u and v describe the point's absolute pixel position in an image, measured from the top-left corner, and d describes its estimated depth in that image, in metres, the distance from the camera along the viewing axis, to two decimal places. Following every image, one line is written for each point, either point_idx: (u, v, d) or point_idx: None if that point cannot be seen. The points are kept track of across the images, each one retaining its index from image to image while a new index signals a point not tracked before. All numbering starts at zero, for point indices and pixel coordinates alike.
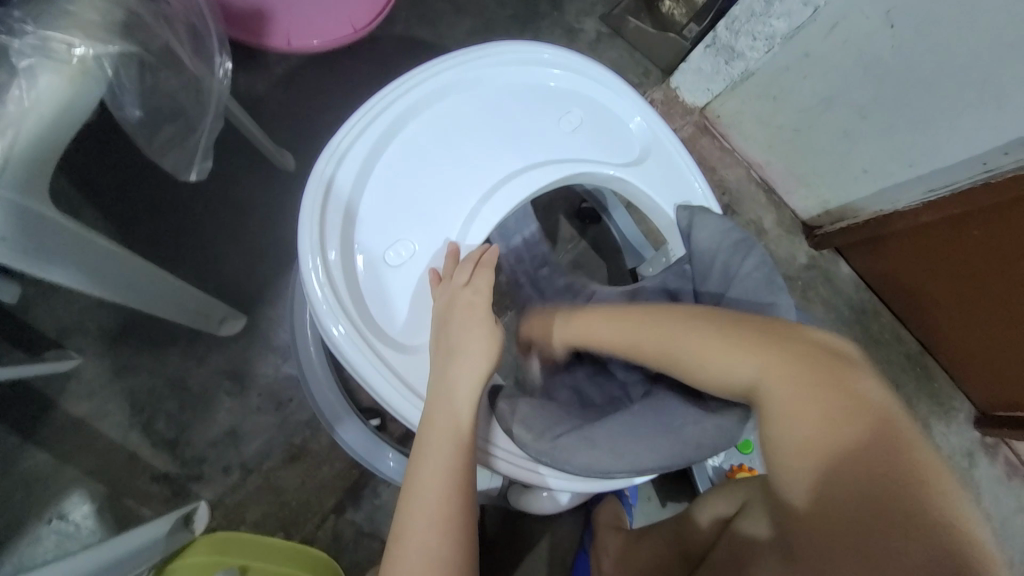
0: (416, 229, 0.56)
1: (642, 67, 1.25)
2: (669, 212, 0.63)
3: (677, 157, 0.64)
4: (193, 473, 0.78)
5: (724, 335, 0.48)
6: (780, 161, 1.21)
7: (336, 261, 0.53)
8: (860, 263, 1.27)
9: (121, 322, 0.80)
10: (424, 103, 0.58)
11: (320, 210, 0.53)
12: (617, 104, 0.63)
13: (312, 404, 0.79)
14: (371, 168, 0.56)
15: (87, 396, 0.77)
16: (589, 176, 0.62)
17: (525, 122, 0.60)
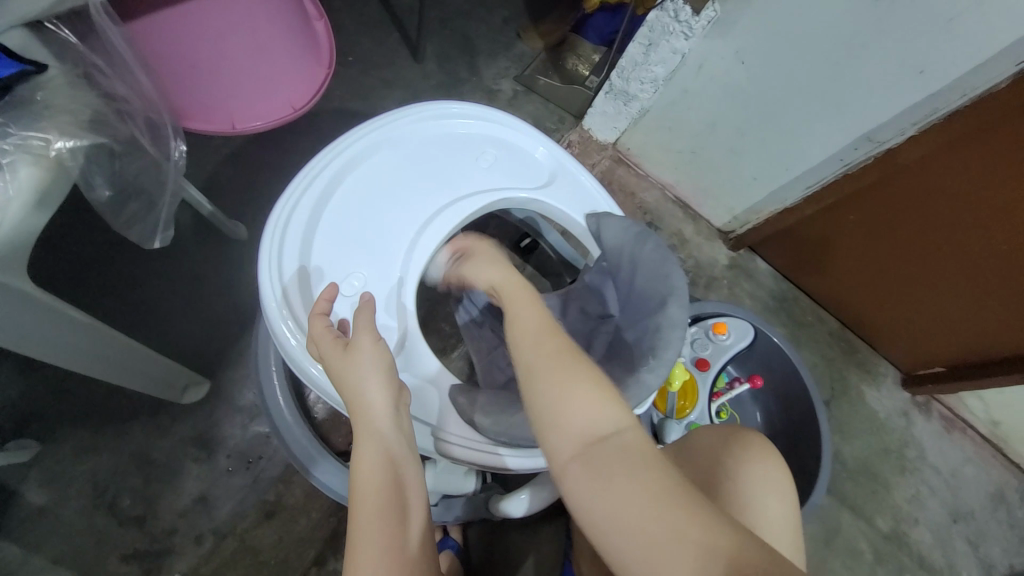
0: (364, 263, 0.64)
1: (557, 114, 1.43)
2: (581, 223, 0.74)
3: (579, 175, 0.75)
4: (164, 546, 0.77)
5: (556, 355, 0.49)
6: (686, 180, 1.39)
7: (297, 300, 0.61)
8: (773, 257, 1.44)
9: (82, 405, 0.80)
10: (357, 160, 0.67)
11: (277, 259, 0.61)
12: (524, 141, 0.74)
13: (287, 451, 0.81)
14: (319, 219, 0.64)
15: (47, 484, 0.76)
16: (507, 201, 0.74)
17: (447, 164, 0.71)
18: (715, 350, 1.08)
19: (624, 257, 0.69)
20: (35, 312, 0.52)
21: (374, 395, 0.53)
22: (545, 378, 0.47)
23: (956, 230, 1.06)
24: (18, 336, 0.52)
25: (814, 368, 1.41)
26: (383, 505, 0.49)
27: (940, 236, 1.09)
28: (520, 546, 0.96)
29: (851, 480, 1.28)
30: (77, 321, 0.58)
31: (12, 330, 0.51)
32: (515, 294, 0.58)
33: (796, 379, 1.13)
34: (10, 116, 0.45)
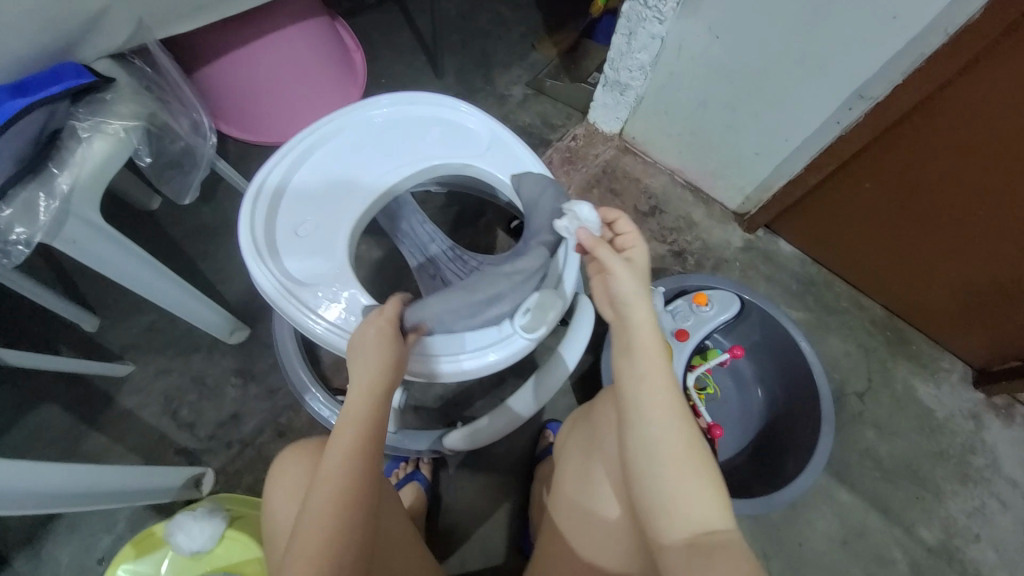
0: (321, 214, 0.82)
1: (565, 112, 1.53)
2: (507, 182, 0.86)
3: (512, 143, 0.88)
4: (204, 447, 1.01)
5: (680, 422, 0.60)
6: (693, 163, 1.39)
7: (262, 237, 0.79)
8: (796, 238, 1.35)
9: (164, 339, 1.09)
10: (327, 138, 0.86)
11: (253, 206, 0.80)
12: (459, 117, 0.89)
13: (290, 380, 1.01)
14: (291, 182, 0.83)
15: (136, 393, 1.05)
16: (446, 167, 0.89)
17: (398, 140, 0.87)
18: (696, 322, 1.07)
19: (534, 203, 0.81)
20: (110, 246, 0.74)
21: (368, 382, 0.65)
22: (678, 434, 0.59)
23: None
24: (101, 263, 0.75)
25: (847, 357, 1.27)
26: (347, 470, 0.60)
27: (967, 187, 1.00)
28: (491, 493, 1.04)
29: (886, 481, 1.14)
30: (144, 261, 0.80)
31: (98, 258, 0.74)
32: (650, 343, 0.63)
33: (796, 355, 1.06)
34: (86, 108, 0.71)
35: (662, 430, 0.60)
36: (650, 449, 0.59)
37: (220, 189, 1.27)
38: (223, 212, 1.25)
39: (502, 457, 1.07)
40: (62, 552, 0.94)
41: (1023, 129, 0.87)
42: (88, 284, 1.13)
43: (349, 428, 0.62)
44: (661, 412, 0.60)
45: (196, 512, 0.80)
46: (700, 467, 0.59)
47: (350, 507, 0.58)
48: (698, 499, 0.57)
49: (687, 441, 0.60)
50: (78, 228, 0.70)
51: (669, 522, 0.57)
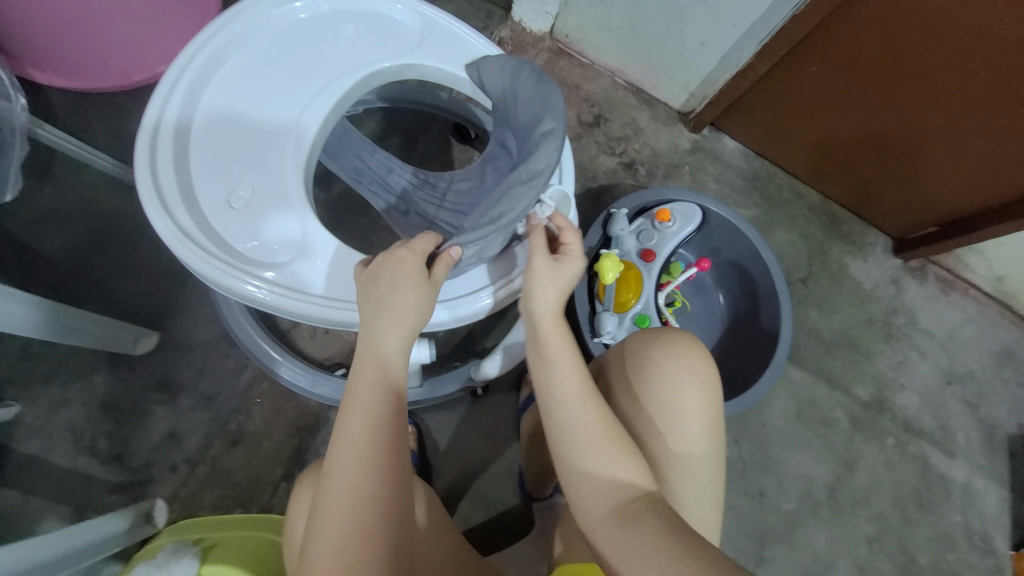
0: (241, 151, 0.70)
1: (484, 11, 1.30)
2: (461, 74, 0.79)
3: (446, 27, 0.79)
4: (145, 477, 0.87)
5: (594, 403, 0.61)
6: (634, 61, 1.26)
7: (173, 194, 0.66)
8: (741, 133, 1.32)
9: (49, 366, 0.88)
10: (218, 58, 0.72)
11: (149, 156, 0.67)
12: (382, 7, 0.78)
13: (248, 353, 0.91)
14: (188, 123, 0.70)
15: (33, 436, 0.86)
16: (383, 73, 0.78)
17: (308, 47, 0.75)
18: (660, 239, 1.04)
19: (510, 92, 0.71)
20: None
21: (366, 394, 0.57)
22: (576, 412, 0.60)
23: (965, 123, 1.03)
24: None
25: (792, 246, 1.33)
26: (347, 500, 0.53)
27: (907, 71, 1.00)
28: (482, 447, 1.02)
29: (828, 353, 1.26)
30: None
31: None
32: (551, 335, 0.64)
33: (755, 257, 1.07)
34: None
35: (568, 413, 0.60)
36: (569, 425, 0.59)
37: (59, 161, 0.97)
38: (74, 192, 0.97)
39: (486, 411, 1.04)
40: None
41: (970, 0, 0.85)
42: None
43: (340, 453, 0.54)
44: (561, 389, 0.61)
45: (157, 559, 0.71)
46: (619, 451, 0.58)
47: (367, 514, 0.53)
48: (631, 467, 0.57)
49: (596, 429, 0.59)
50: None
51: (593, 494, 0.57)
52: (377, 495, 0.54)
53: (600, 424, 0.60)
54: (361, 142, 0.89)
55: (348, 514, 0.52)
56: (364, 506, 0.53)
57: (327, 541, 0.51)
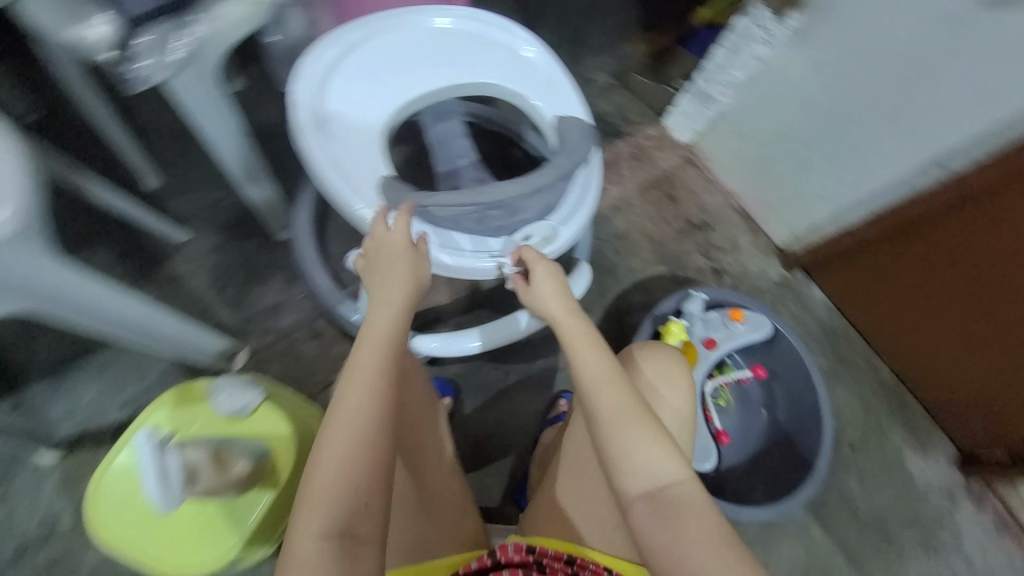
0: (362, 108, 0.83)
1: (642, 110, 1.56)
2: (550, 119, 0.88)
3: (559, 78, 0.90)
4: (243, 328, 1.06)
5: (624, 394, 0.64)
6: (753, 191, 1.42)
7: (301, 123, 0.79)
8: (829, 285, 1.40)
9: (223, 219, 1.13)
10: (370, 35, 0.85)
11: (293, 93, 0.80)
12: (512, 41, 0.90)
13: (316, 288, 1.03)
14: (329, 73, 0.83)
15: (188, 261, 1.09)
16: (495, 90, 0.90)
17: (443, 49, 0.88)
18: (726, 335, 1.12)
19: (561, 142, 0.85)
20: (206, 90, 0.77)
21: (378, 328, 0.62)
22: (611, 398, 0.64)
23: None
24: (190, 98, 0.76)
25: (848, 409, 1.33)
26: (351, 430, 0.56)
27: (997, 274, 1.05)
28: (496, 442, 1.10)
29: (853, 529, 1.20)
30: (228, 114, 0.83)
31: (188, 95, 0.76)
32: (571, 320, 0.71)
33: (808, 392, 1.10)
34: None
35: (608, 399, 0.64)
36: (601, 416, 0.64)
37: None
38: None
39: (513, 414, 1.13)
40: (87, 388, 0.96)
41: None
42: (161, 146, 1.15)
43: (351, 391, 0.58)
44: (596, 379, 0.65)
45: (237, 384, 0.84)
46: (652, 452, 0.62)
47: (364, 446, 0.56)
48: (664, 458, 0.62)
49: (633, 417, 0.63)
50: (191, 79, 0.74)
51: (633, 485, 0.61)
52: (378, 427, 0.57)
53: (629, 410, 0.63)
54: (450, 125, 0.97)
55: (347, 447, 0.55)
56: (364, 438, 0.56)
57: (329, 471, 0.54)
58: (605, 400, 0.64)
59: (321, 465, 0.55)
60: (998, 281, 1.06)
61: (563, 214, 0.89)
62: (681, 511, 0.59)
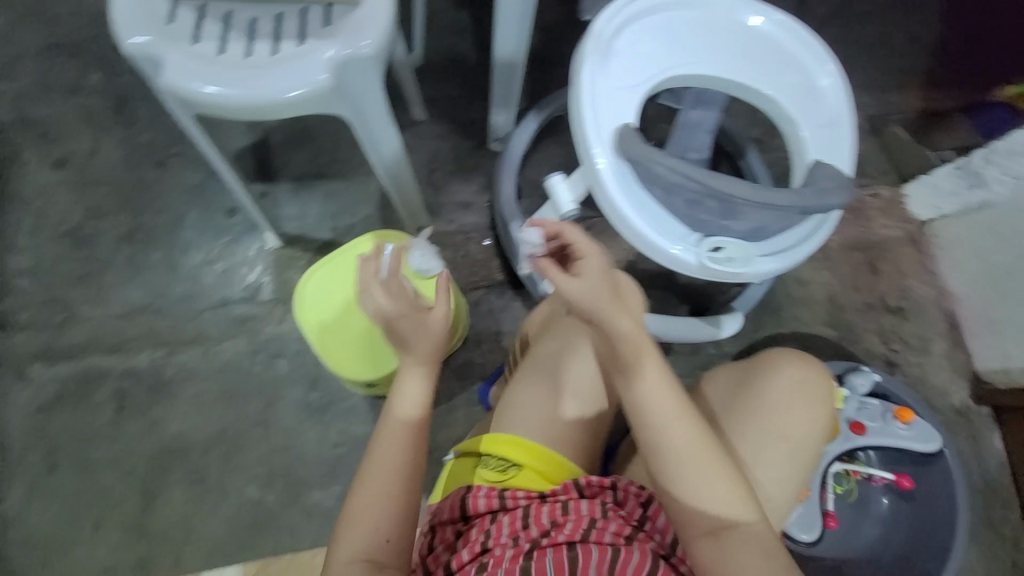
0: (640, 71, 0.82)
1: (886, 165, 1.38)
2: (806, 159, 0.82)
3: (844, 122, 0.81)
4: (435, 211, 1.20)
5: (687, 421, 0.65)
6: (981, 299, 1.23)
7: (585, 56, 0.78)
8: (1016, 440, 1.19)
9: (456, 114, 1.25)
10: (683, 6, 0.83)
11: (594, 27, 0.79)
12: (814, 64, 0.83)
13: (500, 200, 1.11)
14: (629, 24, 0.81)
15: (417, 138, 1.24)
16: (769, 108, 0.85)
17: (739, 47, 0.84)
18: (882, 428, 1.02)
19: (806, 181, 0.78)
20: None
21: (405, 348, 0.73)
22: (676, 432, 0.65)
23: None
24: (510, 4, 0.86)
25: (973, 575, 1.14)
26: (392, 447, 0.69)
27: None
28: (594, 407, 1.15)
29: None
30: (524, 25, 0.91)
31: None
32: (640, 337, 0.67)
33: (946, 531, 0.96)
34: None
35: (664, 436, 0.65)
36: (660, 442, 0.65)
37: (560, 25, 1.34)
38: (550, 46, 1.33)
39: None
40: (311, 203, 1.16)
41: None
42: (434, 33, 1.29)
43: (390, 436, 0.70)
44: (660, 411, 0.65)
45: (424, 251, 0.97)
46: (718, 490, 0.63)
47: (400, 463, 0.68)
48: (728, 489, 0.63)
49: (697, 450, 0.64)
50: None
51: (690, 519, 0.64)
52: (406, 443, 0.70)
53: (685, 444, 0.64)
54: (706, 115, 0.91)
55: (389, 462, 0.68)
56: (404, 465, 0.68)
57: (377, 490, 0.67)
58: (665, 433, 0.65)
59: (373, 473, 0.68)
60: None
61: (774, 247, 0.77)
62: (740, 546, 0.62)
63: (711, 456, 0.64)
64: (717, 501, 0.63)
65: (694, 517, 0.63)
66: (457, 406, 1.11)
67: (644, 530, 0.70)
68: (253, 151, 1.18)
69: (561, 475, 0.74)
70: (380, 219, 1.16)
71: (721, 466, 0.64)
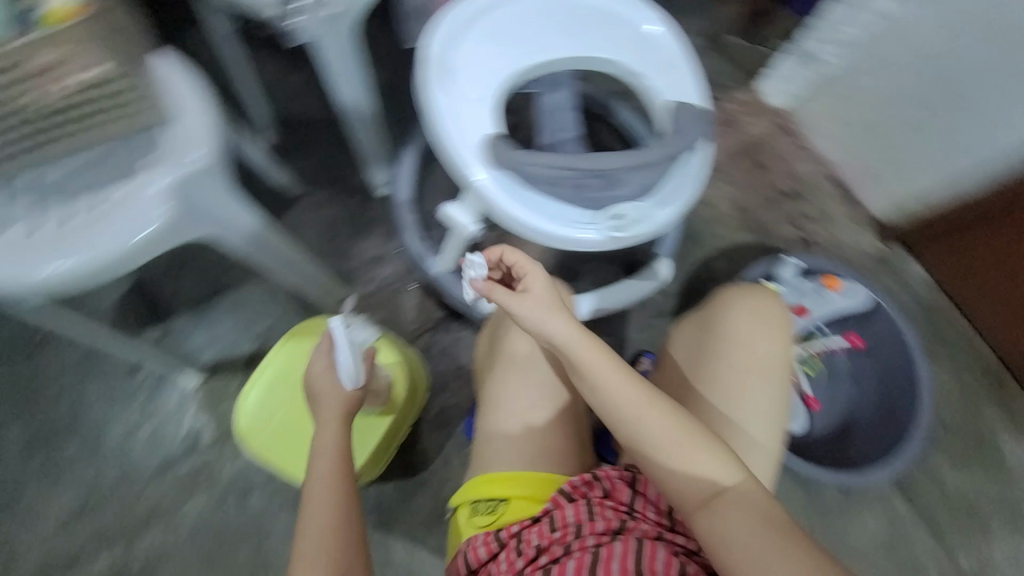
0: (483, 78, 0.82)
1: (734, 72, 1.48)
2: (661, 105, 0.84)
3: (680, 62, 0.85)
4: (349, 278, 1.15)
5: (655, 405, 0.68)
6: (854, 157, 1.35)
7: (429, 85, 0.78)
8: (930, 262, 1.32)
9: (331, 176, 1.21)
10: (499, 6, 0.84)
11: (425, 56, 0.79)
12: (635, 18, 0.87)
13: (409, 244, 1.08)
14: (456, 39, 0.82)
15: (301, 214, 1.18)
16: (612, 70, 0.87)
17: (565, 26, 0.86)
18: (820, 302, 1.11)
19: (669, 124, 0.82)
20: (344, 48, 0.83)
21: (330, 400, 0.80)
22: (648, 416, 0.67)
23: None
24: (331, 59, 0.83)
25: (945, 389, 1.26)
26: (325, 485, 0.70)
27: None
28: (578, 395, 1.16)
29: (945, 509, 1.16)
30: (358, 72, 0.89)
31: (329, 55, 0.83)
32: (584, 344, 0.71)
33: (906, 366, 1.07)
34: None
35: (642, 423, 0.67)
36: (633, 429, 0.67)
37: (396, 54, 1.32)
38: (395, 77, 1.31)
39: None
40: (219, 323, 1.09)
41: None
42: (274, 107, 1.23)
43: (321, 474, 0.71)
44: (626, 400, 0.68)
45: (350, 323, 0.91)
46: (701, 462, 0.65)
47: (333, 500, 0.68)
48: (711, 461, 0.65)
49: (673, 428, 0.66)
50: (330, 33, 0.79)
51: (684, 492, 0.65)
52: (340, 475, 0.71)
53: (664, 426, 0.66)
54: (562, 96, 0.94)
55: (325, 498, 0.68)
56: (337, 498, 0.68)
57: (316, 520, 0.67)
58: (642, 420, 0.67)
59: (313, 515, 0.67)
60: None
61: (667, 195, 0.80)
62: (733, 514, 0.62)
63: (692, 433, 0.66)
64: (705, 472, 0.64)
65: (688, 491, 0.64)
66: (450, 454, 1.08)
67: (638, 511, 0.71)
68: (136, 297, 1.09)
69: (548, 490, 0.74)
70: (297, 309, 1.10)
71: (702, 441, 0.66)
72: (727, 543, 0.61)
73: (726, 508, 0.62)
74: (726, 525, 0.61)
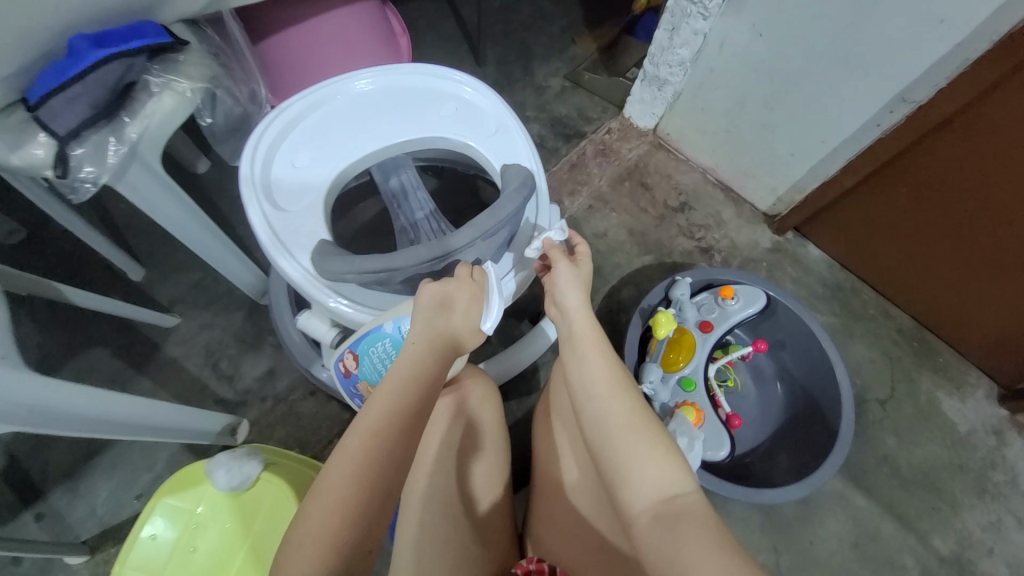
0: (311, 182, 0.79)
1: (600, 106, 1.54)
2: (496, 169, 0.83)
3: (507, 122, 0.84)
4: (241, 400, 1.07)
5: (627, 394, 0.65)
6: (727, 161, 1.39)
7: (253, 204, 0.75)
8: (826, 243, 1.35)
9: (208, 297, 1.15)
10: (314, 109, 0.82)
11: (246, 175, 0.76)
12: (454, 89, 0.86)
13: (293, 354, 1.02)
14: (275, 152, 0.80)
15: (180, 343, 1.11)
16: (444, 143, 0.86)
17: (386, 112, 0.84)
18: (722, 314, 1.09)
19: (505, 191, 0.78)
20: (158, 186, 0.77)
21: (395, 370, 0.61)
22: (616, 400, 0.64)
23: None
24: (146, 202, 0.77)
25: (872, 364, 1.26)
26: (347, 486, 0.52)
27: (986, 197, 1.02)
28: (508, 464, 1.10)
29: (902, 489, 1.13)
30: (184, 206, 0.83)
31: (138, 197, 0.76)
32: (579, 333, 0.70)
33: (820, 357, 1.05)
34: (161, 66, 0.73)
35: (616, 406, 0.64)
36: (601, 415, 0.63)
37: None
38: None
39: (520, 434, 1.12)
40: (103, 485, 0.99)
41: None
42: (138, 240, 1.18)
43: (345, 465, 0.53)
44: (598, 383, 0.66)
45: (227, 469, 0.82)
46: (655, 458, 0.59)
47: (354, 513, 0.51)
48: (661, 460, 0.59)
49: (635, 415, 0.63)
50: (138, 174, 0.74)
51: (636, 495, 0.57)
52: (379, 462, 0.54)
53: (630, 413, 0.63)
54: (407, 177, 0.90)
55: (342, 502, 0.51)
56: (361, 491, 0.52)
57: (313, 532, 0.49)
58: (608, 405, 0.64)
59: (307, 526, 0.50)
60: (995, 200, 1.01)
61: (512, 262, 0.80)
62: (688, 525, 0.53)
63: (647, 425, 0.62)
64: (657, 474, 0.58)
65: (639, 492, 0.57)
66: (382, 569, 0.99)
67: None
68: (3, 481, 0.99)
69: None
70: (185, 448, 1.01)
71: (655, 435, 0.61)
72: (678, 558, 0.51)
73: (676, 517, 0.54)
74: (675, 539, 0.53)
